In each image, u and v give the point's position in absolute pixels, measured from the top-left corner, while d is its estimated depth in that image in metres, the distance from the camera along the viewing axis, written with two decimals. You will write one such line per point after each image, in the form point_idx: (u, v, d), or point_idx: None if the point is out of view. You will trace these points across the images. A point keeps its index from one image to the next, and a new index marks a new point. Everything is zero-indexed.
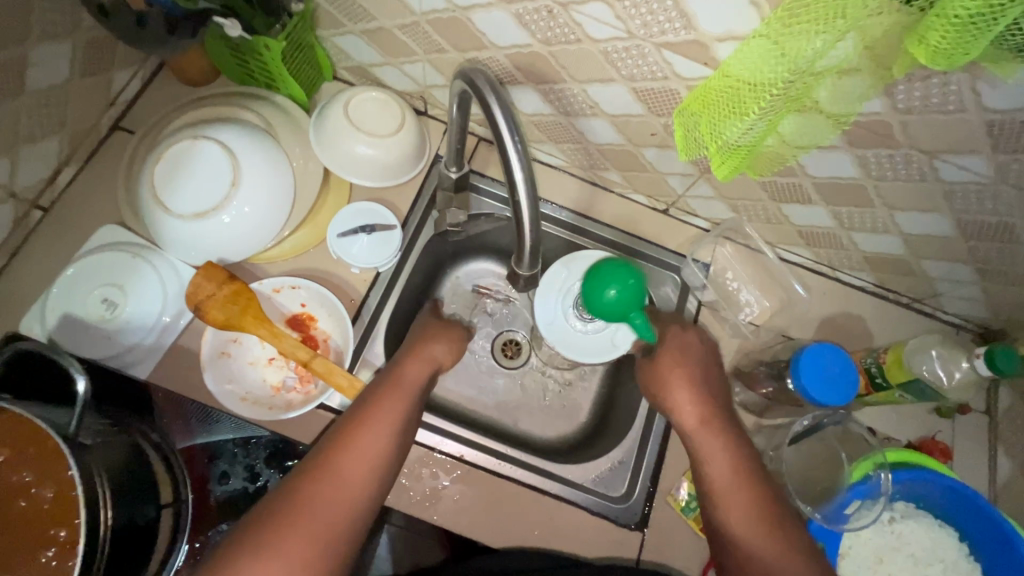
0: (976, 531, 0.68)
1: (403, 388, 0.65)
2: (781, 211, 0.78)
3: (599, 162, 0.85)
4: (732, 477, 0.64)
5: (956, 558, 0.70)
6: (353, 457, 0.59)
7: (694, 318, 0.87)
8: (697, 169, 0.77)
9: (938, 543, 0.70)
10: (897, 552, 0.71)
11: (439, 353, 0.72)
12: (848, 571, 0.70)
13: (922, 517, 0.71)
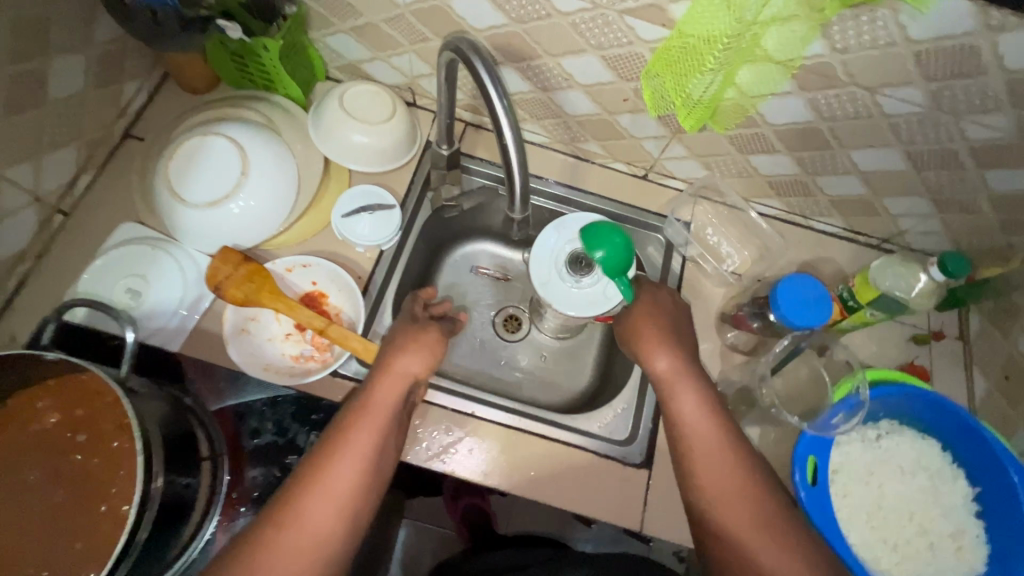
0: (953, 436, 0.74)
1: (373, 415, 0.65)
2: (750, 163, 0.85)
3: (579, 135, 0.91)
4: (711, 452, 0.66)
5: (940, 465, 0.74)
6: (322, 495, 0.59)
7: (680, 273, 0.93)
8: (670, 130, 0.83)
9: (923, 454, 0.75)
10: (887, 466, 0.75)
11: (413, 365, 0.70)
12: (841, 485, 0.74)
13: (906, 431, 0.76)
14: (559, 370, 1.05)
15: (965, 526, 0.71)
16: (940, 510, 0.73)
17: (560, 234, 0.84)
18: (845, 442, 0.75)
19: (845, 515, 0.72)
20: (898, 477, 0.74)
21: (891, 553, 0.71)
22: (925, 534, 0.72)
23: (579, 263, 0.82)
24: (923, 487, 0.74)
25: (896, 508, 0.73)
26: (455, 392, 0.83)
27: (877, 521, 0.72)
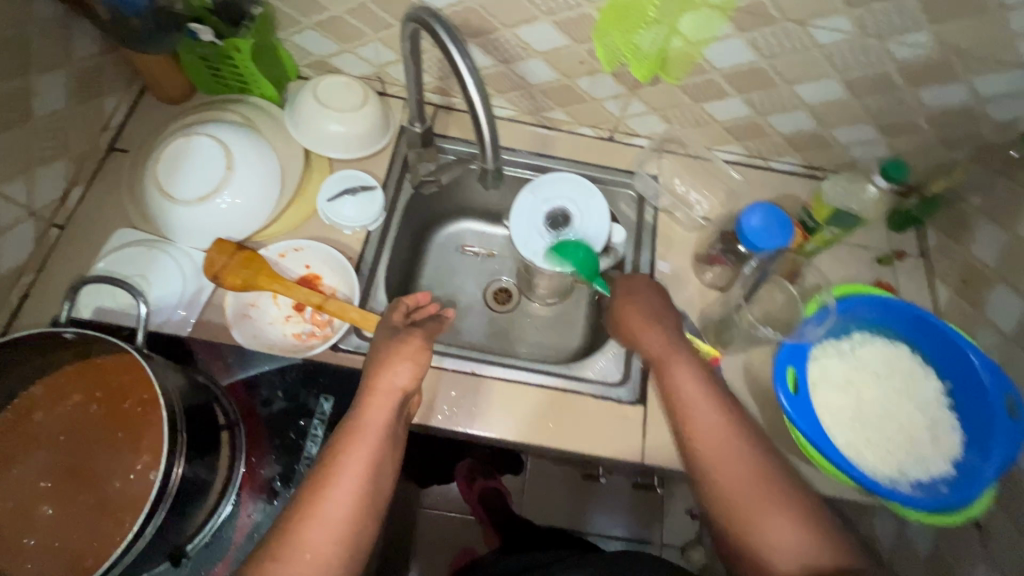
0: (918, 335, 0.80)
1: (364, 434, 0.62)
2: (705, 110, 0.90)
3: (543, 104, 0.97)
4: (715, 426, 0.65)
5: (911, 366, 0.80)
6: (317, 523, 0.57)
7: (654, 223, 0.97)
8: (627, 88, 0.89)
9: (895, 357, 0.81)
10: (863, 371, 0.80)
11: (401, 379, 0.67)
12: (823, 394, 0.78)
13: (877, 339, 0.82)
14: (552, 334, 1.10)
15: (940, 417, 0.77)
16: (917, 407, 0.78)
17: (537, 195, 0.89)
18: (821, 354, 0.81)
19: (828, 419, 0.77)
20: (875, 380, 0.79)
21: (877, 450, 0.75)
22: (906, 430, 0.76)
23: (557, 222, 0.87)
24: (899, 387, 0.79)
25: (877, 410, 0.78)
26: (453, 354, 0.87)
27: (860, 422, 0.77)
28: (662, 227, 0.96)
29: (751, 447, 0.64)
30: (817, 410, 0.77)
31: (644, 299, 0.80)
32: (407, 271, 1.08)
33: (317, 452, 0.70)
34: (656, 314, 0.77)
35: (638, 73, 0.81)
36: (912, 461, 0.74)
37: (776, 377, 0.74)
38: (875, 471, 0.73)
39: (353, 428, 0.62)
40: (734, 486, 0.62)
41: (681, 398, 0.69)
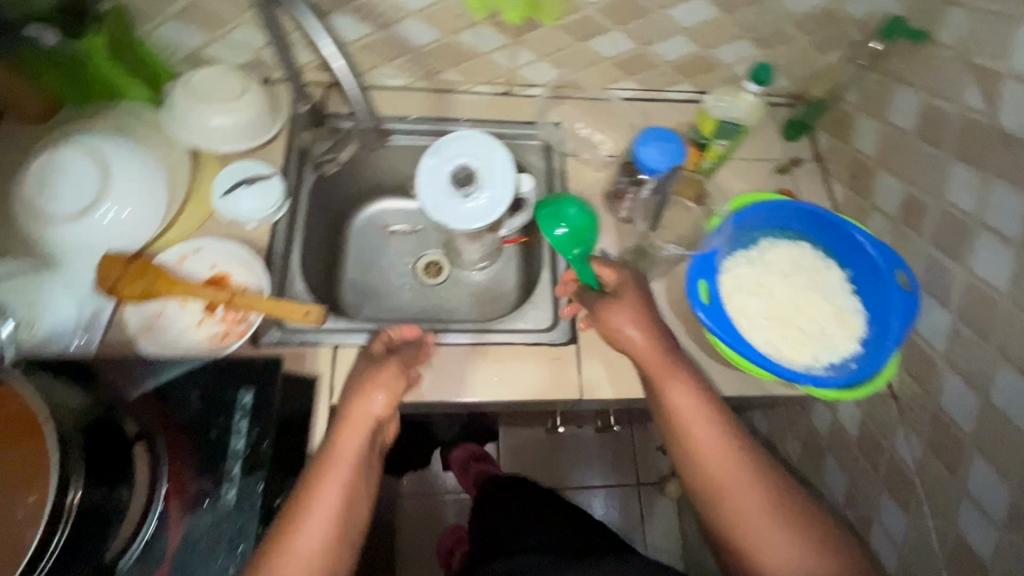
0: (821, 235, 0.86)
1: (337, 464, 0.64)
2: (591, 49, 0.92)
3: (434, 66, 0.96)
4: (712, 443, 0.68)
5: (814, 261, 0.85)
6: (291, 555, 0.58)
7: (564, 168, 0.98)
8: (510, 36, 0.89)
9: (798, 257, 0.86)
10: (771, 273, 0.85)
11: (376, 407, 0.69)
12: (737, 299, 0.82)
13: (781, 242, 0.87)
14: (489, 297, 1.10)
15: (845, 302, 0.82)
16: (824, 297, 0.83)
17: (439, 156, 0.88)
18: (731, 265, 0.85)
19: (745, 321, 0.81)
20: (784, 280, 0.84)
21: (793, 344, 0.79)
22: (817, 320, 0.81)
23: (464, 180, 0.87)
24: (806, 282, 0.84)
25: (790, 306, 0.82)
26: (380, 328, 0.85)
27: (775, 320, 0.81)
28: (572, 171, 0.97)
29: (756, 476, 0.67)
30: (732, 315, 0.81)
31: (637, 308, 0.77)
32: (330, 259, 1.06)
33: (245, 446, 0.65)
34: (647, 325, 0.76)
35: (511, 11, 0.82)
36: (825, 346, 0.79)
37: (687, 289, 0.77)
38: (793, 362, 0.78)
39: (330, 459, 0.64)
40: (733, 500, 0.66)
41: (676, 416, 0.71)
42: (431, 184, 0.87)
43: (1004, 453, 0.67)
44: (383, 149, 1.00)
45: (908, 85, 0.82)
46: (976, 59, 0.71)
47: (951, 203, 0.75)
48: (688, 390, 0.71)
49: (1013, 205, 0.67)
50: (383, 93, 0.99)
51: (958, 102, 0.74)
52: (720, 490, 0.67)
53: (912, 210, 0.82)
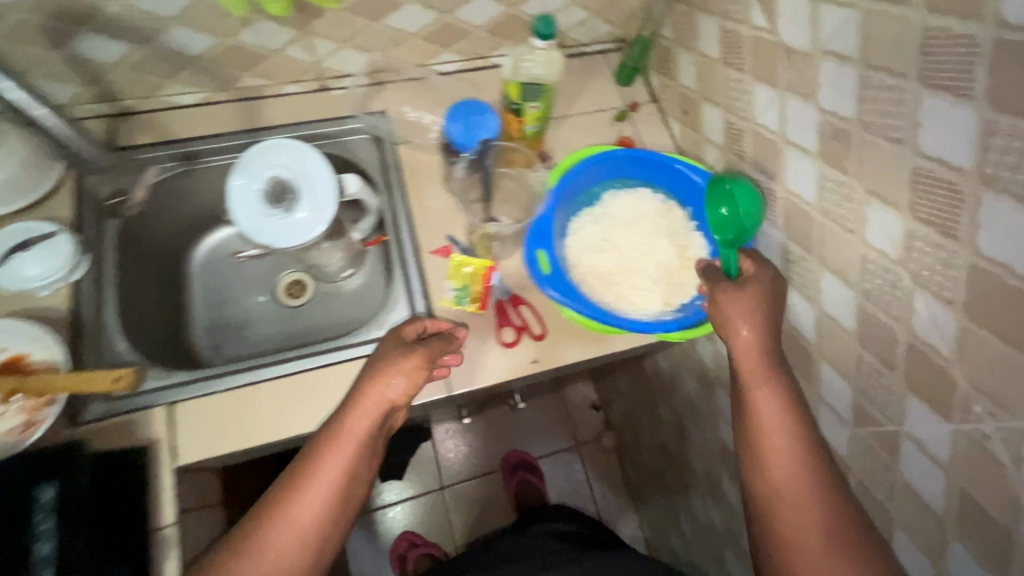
0: (658, 175, 0.85)
1: (346, 441, 0.65)
2: (392, 27, 0.85)
3: (226, 74, 0.86)
4: (787, 458, 0.64)
5: (659, 204, 0.85)
6: (287, 521, 0.61)
7: (398, 158, 0.92)
8: (297, 28, 0.81)
9: (641, 203, 0.85)
10: (616, 226, 0.83)
11: (392, 392, 0.68)
12: (580, 261, 0.81)
13: (622, 192, 0.86)
14: (359, 307, 1.03)
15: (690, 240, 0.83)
16: (671, 239, 0.83)
17: (247, 175, 0.79)
18: (577, 226, 0.83)
19: (594, 280, 0.80)
20: (630, 230, 0.83)
21: (643, 294, 0.79)
22: (666, 265, 0.81)
23: (279, 196, 0.80)
24: (652, 227, 0.83)
25: (638, 256, 0.82)
26: (219, 373, 0.77)
27: (624, 273, 0.80)
28: (407, 159, 0.92)
29: (829, 498, 0.62)
30: (578, 276, 0.80)
31: (749, 299, 0.70)
32: (174, 303, 0.96)
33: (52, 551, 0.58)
34: (752, 317, 0.69)
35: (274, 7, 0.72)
36: (674, 290, 0.79)
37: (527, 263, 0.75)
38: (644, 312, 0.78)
39: (336, 437, 0.65)
40: (788, 508, 0.62)
41: (755, 419, 0.67)
42: (250, 209, 0.79)
43: (840, 354, 0.71)
44: (197, 174, 0.91)
45: (706, 12, 0.81)
46: None
47: (760, 124, 0.76)
48: (777, 392, 0.67)
49: (805, 118, 0.68)
50: (179, 113, 0.89)
51: (747, 22, 0.73)
52: (781, 500, 0.63)
53: (733, 137, 0.82)
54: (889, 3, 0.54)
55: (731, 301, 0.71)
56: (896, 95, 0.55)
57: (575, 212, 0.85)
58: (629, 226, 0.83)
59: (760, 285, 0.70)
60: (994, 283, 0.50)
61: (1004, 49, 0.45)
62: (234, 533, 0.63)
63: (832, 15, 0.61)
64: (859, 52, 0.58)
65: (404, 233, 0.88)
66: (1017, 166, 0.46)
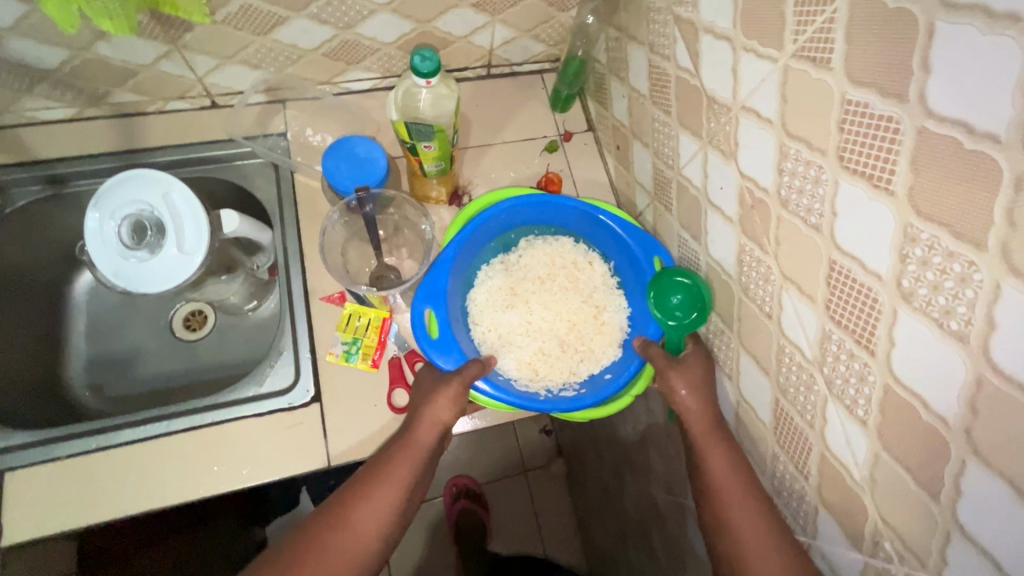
0: (575, 224, 0.79)
1: (415, 450, 0.62)
2: (282, 42, 0.75)
3: (94, 89, 0.76)
4: (749, 519, 0.55)
5: (577, 257, 0.79)
6: (357, 521, 0.58)
7: (295, 187, 0.82)
8: (166, 41, 0.71)
9: (556, 254, 0.79)
10: (524, 280, 0.79)
11: (444, 413, 0.64)
12: (480, 319, 0.77)
13: (536, 241, 0.80)
14: (253, 346, 0.91)
15: (606, 302, 0.78)
16: (584, 299, 0.78)
17: (100, 211, 0.70)
18: (485, 277, 0.79)
19: (495, 342, 0.75)
20: (542, 286, 0.79)
21: (547, 361, 0.75)
22: (575, 329, 0.77)
23: (140, 235, 0.71)
24: (565, 284, 0.79)
25: (547, 317, 0.78)
26: (63, 434, 0.69)
27: (529, 335, 0.77)
28: (305, 189, 0.82)
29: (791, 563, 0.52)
30: (478, 338, 0.75)
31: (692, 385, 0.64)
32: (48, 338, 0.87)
33: None
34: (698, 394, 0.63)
35: (109, 26, 0.60)
36: (581, 358, 0.75)
37: (414, 325, 0.69)
38: (545, 382, 0.73)
39: (409, 441, 0.63)
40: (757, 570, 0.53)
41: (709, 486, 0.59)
42: (109, 250, 0.70)
43: (756, 445, 0.63)
44: (67, 198, 0.81)
45: (635, 42, 0.71)
46: (677, 7, 0.60)
47: (685, 176, 0.67)
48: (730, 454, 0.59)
49: (726, 179, 0.59)
50: (46, 131, 0.79)
51: (673, 60, 0.64)
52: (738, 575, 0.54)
53: (661, 186, 0.73)
54: (809, 64, 0.44)
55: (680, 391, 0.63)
56: (814, 173, 0.46)
57: (487, 260, 0.80)
58: (540, 282, 0.79)
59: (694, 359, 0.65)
60: (910, 414, 0.42)
61: (928, 142, 0.36)
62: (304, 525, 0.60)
63: (753, 66, 0.51)
64: (778, 115, 0.49)
65: (294, 276, 0.78)
66: (937, 286, 0.38)
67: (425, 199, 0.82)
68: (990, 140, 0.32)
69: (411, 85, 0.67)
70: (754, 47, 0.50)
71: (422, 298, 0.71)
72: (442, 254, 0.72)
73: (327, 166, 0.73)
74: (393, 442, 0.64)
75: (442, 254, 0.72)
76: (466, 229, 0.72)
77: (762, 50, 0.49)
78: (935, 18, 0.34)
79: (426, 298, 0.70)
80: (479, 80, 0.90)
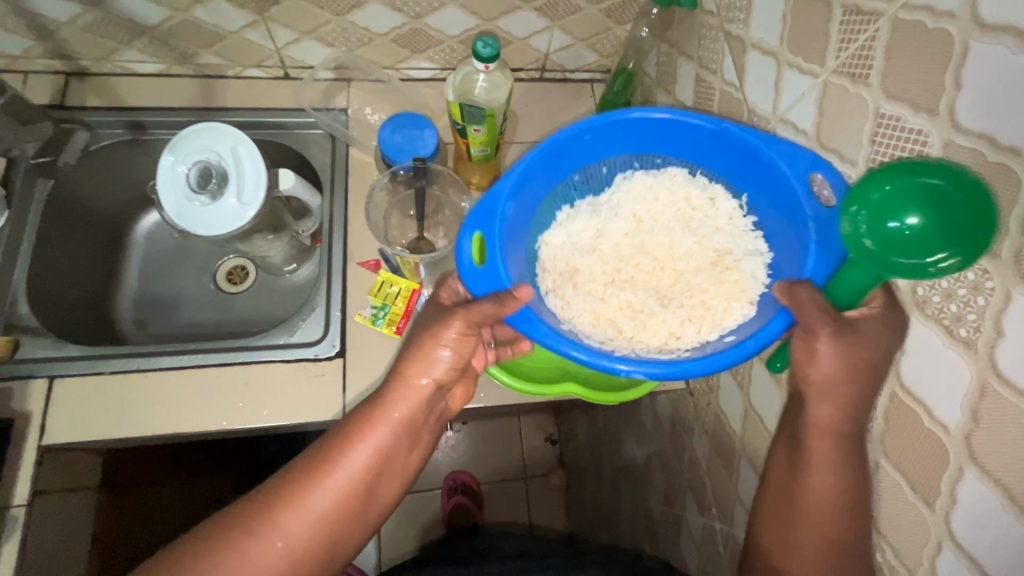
0: (693, 149, 0.60)
1: (374, 433, 0.57)
2: (357, 24, 0.81)
3: (184, 48, 0.84)
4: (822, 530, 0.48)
5: (691, 191, 0.63)
6: (297, 505, 0.55)
7: (347, 158, 0.88)
8: (255, 12, 0.78)
9: (660, 187, 0.64)
10: (612, 218, 0.66)
11: (416, 391, 0.58)
12: (554, 259, 0.63)
13: (634, 173, 0.65)
14: (285, 306, 0.95)
15: (730, 246, 0.62)
16: (695, 240, 0.64)
17: (175, 155, 0.77)
18: (565, 217, 0.65)
19: (566, 290, 0.62)
20: (638, 227, 0.66)
21: (636, 321, 0.60)
22: (679, 280, 0.63)
23: (205, 181, 0.78)
24: (672, 224, 0.65)
25: (643, 265, 0.64)
26: (110, 353, 0.74)
27: (614, 284, 0.63)
28: (357, 162, 0.88)
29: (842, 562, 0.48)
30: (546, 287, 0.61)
31: (854, 383, 0.44)
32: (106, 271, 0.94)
33: None
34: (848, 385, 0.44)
35: None
36: (685, 320, 0.59)
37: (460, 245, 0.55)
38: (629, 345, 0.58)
39: (367, 424, 0.57)
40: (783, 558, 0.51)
41: None
42: (174, 189, 0.76)
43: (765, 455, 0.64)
44: (144, 145, 0.88)
45: (686, 56, 0.74)
46: (729, 24, 0.64)
47: None
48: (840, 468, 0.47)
49: None
50: (136, 82, 0.87)
51: (720, 73, 0.67)
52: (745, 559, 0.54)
53: None
54: (848, 79, 0.47)
55: (818, 386, 0.45)
56: (842, 185, 0.49)
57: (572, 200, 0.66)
58: (633, 223, 0.66)
59: (874, 341, 0.42)
60: (914, 422, 0.43)
61: (954, 155, 0.38)
62: (250, 496, 0.58)
63: (794, 81, 0.54)
64: (814, 127, 0.51)
65: (336, 239, 0.83)
66: (950, 293, 0.39)
67: (467, 183, 0.87)
68: (1012, 152, 0.34)
69: (472, 71, 0.73)
70: (798, 63, 0.53)
71: (474, 218, 0.55)
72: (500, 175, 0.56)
73: (384, 137, 0.79)
74: (357, 419, 0.59)
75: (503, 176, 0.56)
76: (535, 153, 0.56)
77: (805, 66, 0.52)
78: (969, 37, 0.36)
79: (474, 220, 0.55)
80: (531, 82, 0.95)
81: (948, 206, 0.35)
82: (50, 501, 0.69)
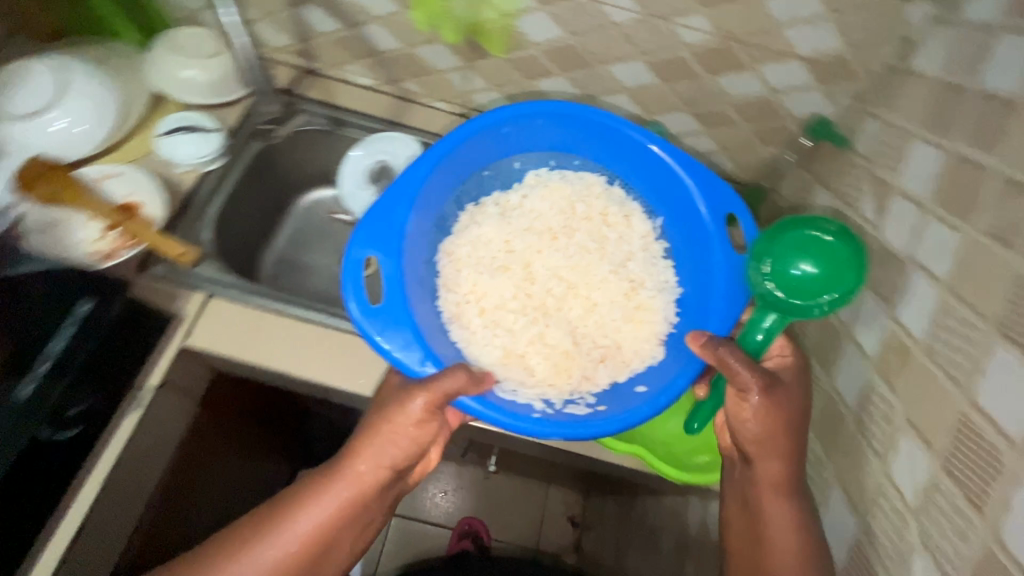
0: (625, 160, 0.80)
1: (324, 498, 0.63)
2: (539, 89, 0.96)
3: (396, 74, 1.02)
4: None
5: (609, 208, 0.84)
6: (247, 556, 0.60)
7: None
8: (464, 60, 0.95)
9: (574, 197, 0.85)
10: (529, 225, 0.85)
11: (367, 469, 0.63)
12: (481, 259, 0.82)
13: (551, 178, 0.85)
14: None
15: (645, 277, 0.82)
16: (614, 265, 0.83)
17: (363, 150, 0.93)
18: (483, 227, 0.83)
19: (475, 310, 0.78)
20: (557, 239, 0.85)
21: (548, 358, 0.76)
22: (592, 310, 0.81)
23: (379, 176, 0.92)
24: (590, 239, 0.85)
25: (559, 288, 0.82)
26: (258, 290, 0.86)
27: (518, 297, 0.80)
28: None
29: None
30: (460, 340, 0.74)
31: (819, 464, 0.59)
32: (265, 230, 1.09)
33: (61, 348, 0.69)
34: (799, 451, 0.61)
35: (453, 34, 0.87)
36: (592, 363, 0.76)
37: (346, 282, 0.64)
38: (543, 390, 0.73)
39: (318, 490, 0.63)
40: None
41: None
42: (354, 178, 0.92)
43: None
44: (335, 137, 1.06)
45: (826, 187, 0.80)
46: (878, 169, 0.69)
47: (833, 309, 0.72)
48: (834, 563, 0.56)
49: (874, 319, 0.64)
50: (349, 89, 1.07)
51: (858, 209, 0.72)
52: None
53: None
54: (994, 240, 0.51)
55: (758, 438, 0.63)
56: (969, 331, 0.51)
57: (475, 199, 0.84)
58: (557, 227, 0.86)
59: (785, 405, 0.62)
60: None
61: None
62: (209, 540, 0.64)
63: (936, 231, 0.58)
64: (948, 275, 0.55)
65: None
66: None
67: None
68: None
69: None
70: (944, 216, 0.57)
71: (349, 258, 0.66)
72: (400, 190, 0.70)
73: None
74: (313, 485, 0.64)
75: (403, 193, 0.70)
76: (467, 128, 0.72)
77: (950, 220, 0.56)
78: None
79: (353, 247, 0.66)
80: None
81: (832, 257, 0.58)
82: (170, 398, 0.79)
